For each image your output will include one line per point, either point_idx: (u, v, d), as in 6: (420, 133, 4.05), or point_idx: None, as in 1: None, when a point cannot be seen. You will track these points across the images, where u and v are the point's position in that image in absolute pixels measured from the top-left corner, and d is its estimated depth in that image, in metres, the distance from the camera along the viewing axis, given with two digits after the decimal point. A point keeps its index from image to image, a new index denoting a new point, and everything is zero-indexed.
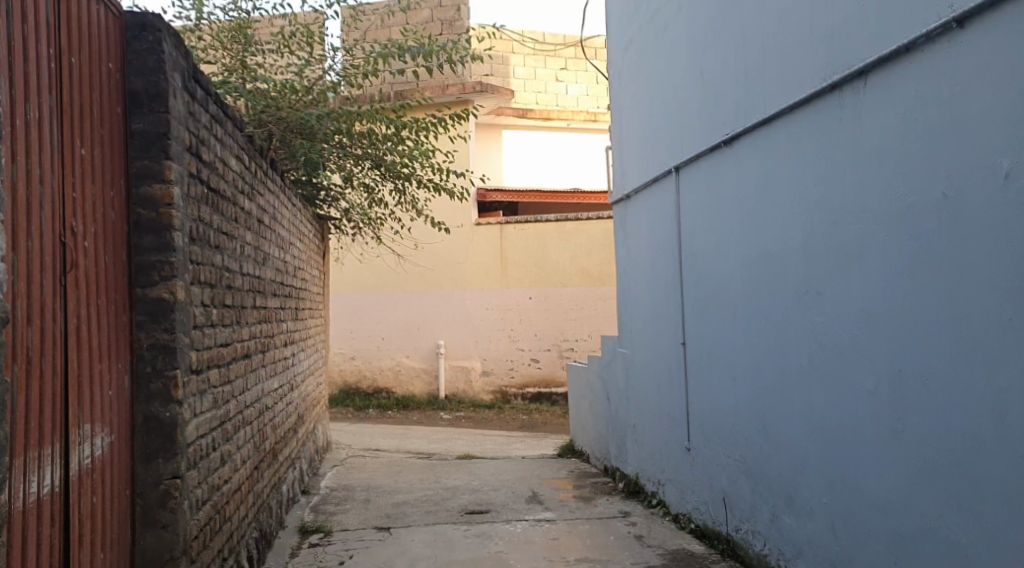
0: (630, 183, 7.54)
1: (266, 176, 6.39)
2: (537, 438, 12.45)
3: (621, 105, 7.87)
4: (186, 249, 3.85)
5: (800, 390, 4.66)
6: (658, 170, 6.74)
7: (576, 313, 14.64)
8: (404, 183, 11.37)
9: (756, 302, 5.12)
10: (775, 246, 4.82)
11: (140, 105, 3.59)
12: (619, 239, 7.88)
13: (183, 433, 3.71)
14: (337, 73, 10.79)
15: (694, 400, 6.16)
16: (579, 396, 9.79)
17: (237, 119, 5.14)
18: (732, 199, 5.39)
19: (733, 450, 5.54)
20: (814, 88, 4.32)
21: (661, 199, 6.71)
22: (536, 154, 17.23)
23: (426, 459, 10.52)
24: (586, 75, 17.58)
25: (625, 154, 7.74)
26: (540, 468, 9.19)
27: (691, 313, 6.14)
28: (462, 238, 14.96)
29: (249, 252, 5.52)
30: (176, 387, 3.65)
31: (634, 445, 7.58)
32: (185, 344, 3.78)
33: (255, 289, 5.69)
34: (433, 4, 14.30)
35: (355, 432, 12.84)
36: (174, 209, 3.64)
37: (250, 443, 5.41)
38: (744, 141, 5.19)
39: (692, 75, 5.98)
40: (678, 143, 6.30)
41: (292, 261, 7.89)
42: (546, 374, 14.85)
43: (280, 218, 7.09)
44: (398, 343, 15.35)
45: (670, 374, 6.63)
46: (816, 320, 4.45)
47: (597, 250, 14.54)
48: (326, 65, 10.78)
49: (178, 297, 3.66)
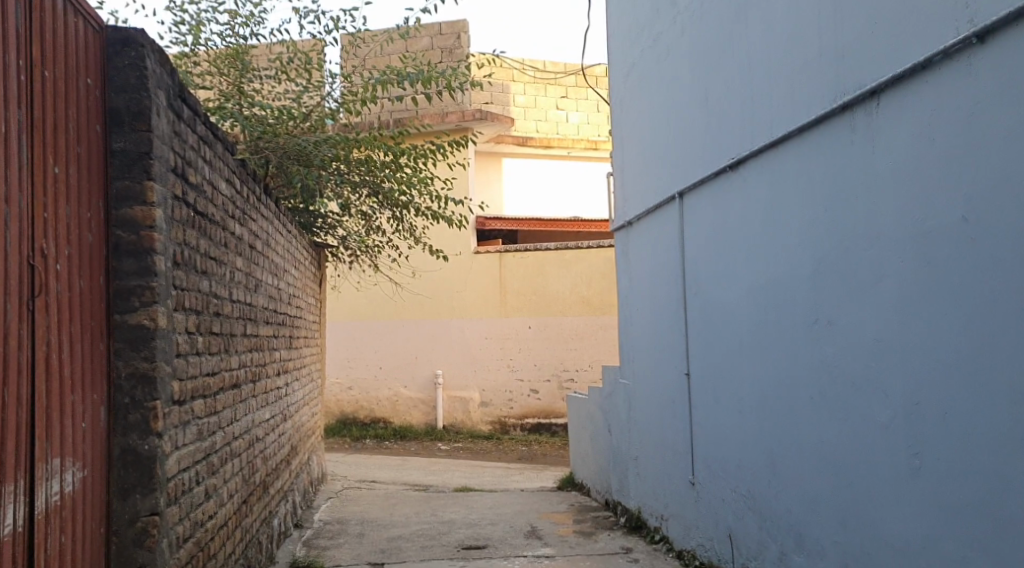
0: (631, 210, 7.41)
1: (259, 202, 6.26)
2: (537, 470, 12.20)
3: (622, 130, 7.76)
4: (169, 273, 3.69)
5: (809, 422, 4.48)
6: (661, 196, 6.60)
7: (576, 343, 14.44)
8: (402, 211, 11.24)
9: (762, 331, 4.96)
10: (782, 273, 4.67)
11: (121, 123, 3.46)
12: (621, 267, 7.73)
13: (162, 467, 3.52)
14: (335, 100, 10.69)
15: (697, 432, 5.98)
16: (579, 427, 9.58)
17: (227, 141, 5.02)
18: (737, 225, 5.25)
19: (739, 485, 5.34)
20: (823, 109, 4.19)
21: (663, 226, 6.57)
22: (536, 182, 17.15)
23: (423, 492, 10.29)
24: (587, 103, 17.59)
25: (626, 181, 7.62)
26: (540, 501, 8.96)
27: (695, 343, 5.97)
28: (461, 267, 14.83)
29: (240, 280, 5.37)
30: (155, 418, 3.47)
31: (636, 479, 7.37)
32: (167, 373, 3.61)
33: (246, 317, 5.54)
34: (433, 32, 14.28)
35: (351, 463, 12.61)
36: (155, 232, 3.50)
37: (238, 476, 5.22)
38: (749, 165, 5.06)
39: (695, 99, 5.87)
40: (681, 168, 6.17)
41: (286, 289, 7.74)
42: (546, 405, 14.62)
43: (275, 244, 6.95)
44: (395, 373, 15.15)
45: (673, 406, 6.45)
46: (825, 350, 4.28)
47: (598, 278, 14.33)
48: (324, 91, 10.69)
49: (159, 324, 3.49)
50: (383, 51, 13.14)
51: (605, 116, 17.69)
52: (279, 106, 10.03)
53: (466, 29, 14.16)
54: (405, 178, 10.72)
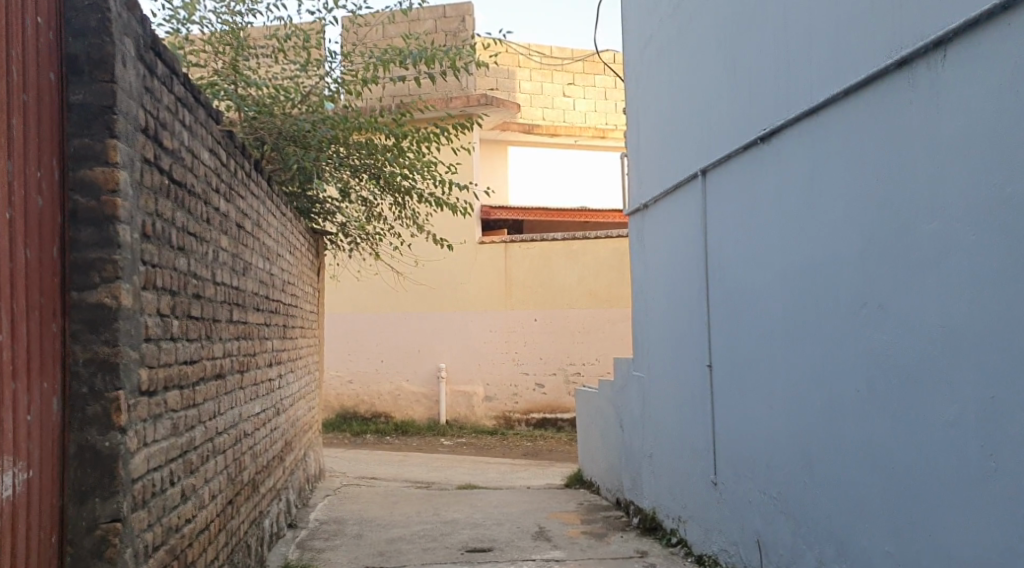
0: (648, 192, 6.96)
1: (249, 179, 5.81)
2: (543, 466, 11.77)
3: (637, 108, 7.31)
4: (137, 246, 3.26)
5: (855, 418, 4.03)
6: (681, 176, 6.17)
7: (583, 336, 13.99)
8: (404, 197, 10.79)
9: (798, 318, 4.52)
10: (825, 254, 4.23)
11: (80, 72, 3.01)
12: (636, 253, 7.29)
13: (126, 466, 3.08)
14: (335, 81, 10.19)
15: (721, 430, 5.54)
16: (588, 422, 9.14)
17: (210, 105, 4.58)
18: (770, 203, 4.81)
19: (769, 488, 4.90)
20: (875, 68, 3.74)
21: (683, 208, 6.12)
22: (542, 171, 16.70)
23: (424, 490, 9.86)
24: (594, 91, 17.10)
25: (642, 161, 7.18)
26: (548, 500, 8.53)
27: (719, 333, 5.53)
28: (465, 257, 14.40)
29: (225, 260, 4.93)
30: (118, 411, 3.02)
31: (651, 478, 6.93)
32: (133, 360, 3.17)
33: (232, 301, 5.10)
34: (437, 14, 13.80)
35: (351, 459, 12.19)
36: (119, 198, 3.06)
37: (223, 474, 4.79)
38: (787, 136, 4.61)
39: (723, 68, 5.41)
40: (706, 144, 5.72)
41: (280, 274, 7.31)
42: (551, 400, 14.18)
43: (267, 226, 6.51)
44: (397, 366, 14.72)
45: (692, 401, 6.01)
46: (876, 339, 3.83)
47: (606, 270, 13.88)
48: (324, 71, 10.21)
49: (123, 303, 3.05)
50: (385, 32, 12.66)
51: (613, 105, 17.20)
52: (274, 84, 9.59)
53: (471, 12, 13.70)
54: (407, 162, 10.26)
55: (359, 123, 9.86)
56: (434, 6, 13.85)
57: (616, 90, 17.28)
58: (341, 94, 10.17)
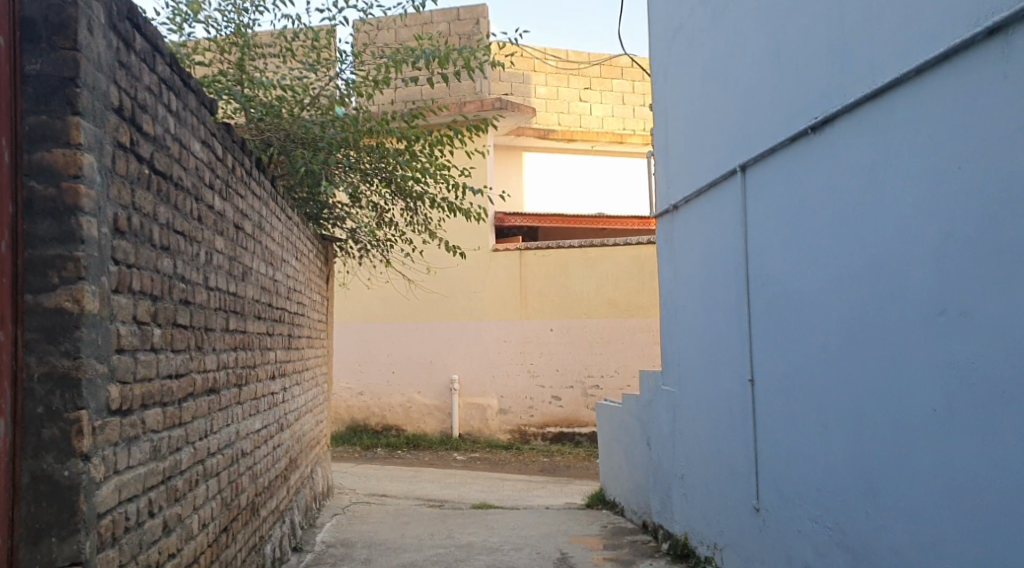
0: (677, 192, 6.51)
1: (249, 177, 5.35)
2: (561, 484, 11.27)
3: (665, 103, 6.87)
4: (106, 242, 2.80)
5: (926, 440, 3.55)
6: (717, 173, 5.71)
7: (602, 347, 13.47)
8: (416, 202, 10.33)
9: (859, 326, 4.05)
10: (892, 256, 3.76)
11: (36, 38, 2.59)
12: (664, 258, 6.84)
13: (90, 499, 2.62)
14: (346, 84, 9.73)
15: (764, 451, 5.06)
16: (611, 438, 8.65)
17: (201, 92, 4.15)
18: (826, 198, 4.34)
19: (824, 516, 4.42)
20: (953, 42, 3.29)
21: (719, 208, 5.66)
22: (558, 177, 16.27)
23: (438, 508, 9.38)
24: (611, 96, 16.64)
25: (670, 160, 6.72)
26: (568, 521, 8.04)
27: (763, 343, 5.06)
28: (479, 265, 13.97)
29: (220, 263, 4.49)
30: (80, 435, 2.57)
31: (682, 501, 6.44)
32: (101, 375, 2.71)
33: (229, 308, 4.66)
34: (451, 17, 13.38)
35: (361, 474, 11.73)
36: (81, 184, 2.61)
37: (217, 499, 4.33)
38: (846, 122, 4.15)
39: (766, 54, 4.97)
40: (747, 138, 5.26)
41: (285, 281, 6.87)
42: (568, 413, 13.62)
43: (271, 230, 6.08)
44: (408, 378, 14.28)
45: (730, 418, 5.53)
46: (954, 350, 3.35)
47: (625, 279, 13.37)
48: (335, 71, 9.76)
49: (86, 308, 2.60)
50: (397, 33, 12.26)
51: (630, 109, 16.73)
52: (282, 83, 9.17)
53: (485, 15, 13.27)
54: (420, 166, 9.79)
55: (370, 125, 9.44)
56: (447, 8, 13.44)
57: (633, 95, 16.82)
58: (352, 97, 9.71)
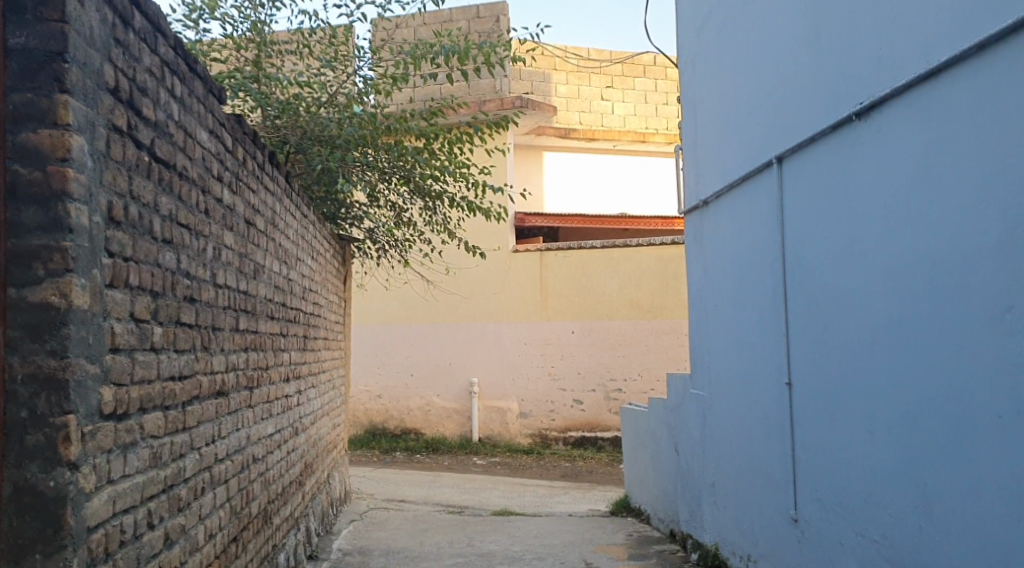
0: (707, 187, 6.25)
1: (262, 172, 5.14)
2: (583, 490, 11.00)
3: (694, 95, 6.61)
4: (99, 232, 2.59)
5: (988, 448, 3.27)
6: (752, 165, 5.44)
7: (624, 350, 13.19)
8: (436, 202, 10.10)
9: (911, 326, 3.77)
10: (948, 250, 3.48)
11: (20, 9, 2.38)
12: (693, 256, 6.57)
13: (79, 512, 2.40)
14: (365, 81, 9.53)
15: (803, 459, 4.79)
16: (636, 443, 8.38)
17: (208, 79, 3.94)
18: (874, 189, 4.06)
19: (871, 529, 4.14)
20: (1018, 15, 3.02)
21: (754, 202, 5.39)
22: (580, 177, 16.02)
23: (457, 515, 9.14)
24: (634, 94, 16.37)
25: (700, 153, 6.46)
26: (593, 530, 7.77)
27: (802, 344, 4.78)
28: (499, 266, 13.73)
29: (230, 260, 4.27)
30: (67, 441, 2.34)
31: (713, 510, 6.17)
32: (92, 377, 2.49)
33: (239, 307, 4.44)
34: (471, 15, 13.17)
35: (379, 479, 11.51)
36: (70, 167, 2.39)
37: (225, 507, 4.11)
38: (897, 106, 3.87)
39: (805, 38, 4.71)
40: (785, 127, 4.99)
41: (300, 281, 6.66)
42: (590, 418, 13.36)
43: (284, 227, 5.87)
44: (427, 381, 14.06)
45: (766, 423, 5.26)
46: (1018, 351, 3.07)
47: (648, 280, 13.09)
48: (354, 68, 9.55)
49: (74, 303, 2.38)
50: (417, 31, 12.07)
51: (653, 108, 16.46)
52: (298, 80, 8.99)
53: (505, 12, 13.04)
54: (439, 164, 9.56)
55: (389, 123, 9.24)
56: (467, 6, 13.23)
57: (656, 93, 16.55)
58: (371, 94, 9.50)
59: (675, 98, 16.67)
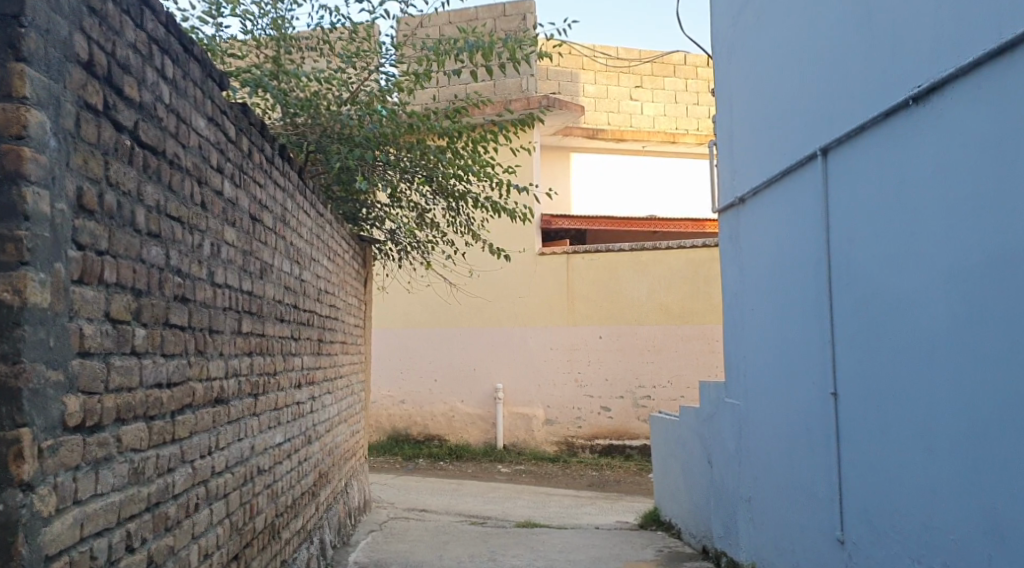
0: (744, 183, 5.89)
1: (270, 166, 4.86)
2: (610, 500, 10.63)
3: (729, 86, 6.25)
4: (66, 222, 2.30)
5: None
6: (793, 158, 5.07)
7: (653, 356, 12.79)
8: (459, 203, 9.79)
9: (976, 331, 3.39)
10: (1023, 246, 3.10)
11: None
12: (729, 257, 6.21)
13: (34, 538, 2.10)
14: (389, 82, 9.22)
15: (850, 475, 4.42)
16: (667, 453, 8.01)
17: (207, 63, 3.66)
18: (934, 180, 3.68)
19: (929, 554, 3.76)
20: None
21: (795, 198, 5.01)
22: (608, 179, 15.68)
23: (480, 526, 8.82)
24: (664, 94, 16.01)
25: (736, 147, 6.09)
26: (621, 544, 7.42)
27: (848, 350, 4.41)
28: (525, 269, 13.41)
29: (231, 258, 3.99)
30: (19, 459, 2.04)
31: (749, 527, 5.79)
32: (53, 386, 2.20)
33: (243, 308, 4.16)
34: (497, 12, 12.86)
35: (401, 487, 11.22)
36: (27, 147, 2.10)
37: (224, 523, 3.81)
38: (962, 88, 3.49)
39: (856, 18, 4.33)
40: (830, 116, 4.61)
41: (314, 281, 6.38)
42: (617, 425, 12.98)
43: (296, 225, 5.59)
44: (451, 387, 13.77)
45: (807, 435, 4.89)
46: None
47: (678, 284, 12.67)
48: (378, 66, 9.23)
49: (31, 301, 2.09)
50: (441, 28, 11.79)
51: (684, 108, 16.06)
52: (317, 77, 8.68)
53: (532, 9, 12.71)
54: (462, 162, 9.23)
55: (411, 121, 8.92)
56: (493, 4, 12.94)
57: (687, 93, 16.17)
58: (394, 93, 9.19)
59: (706, 98, 16.26)
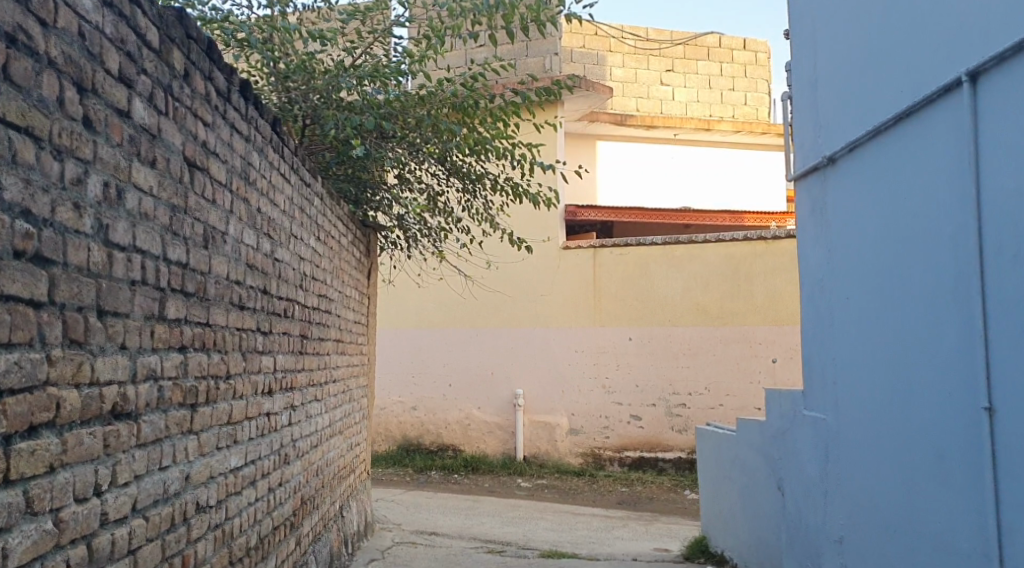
0: (835, 141, 4.65)
1: (221, 103, 3.65)
2: (644, 522, 9.41)
3: (810, 24, 5.01)
4: None
5: None
6: (914, 97, 3.83)
7: (689, 360, 11.49)
8: (475, 186, 8.51)
9: None
10: None
11: None
12: (813, 235, 4.98)
13: None
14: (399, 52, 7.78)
15: (1013, 520, 3.17)
16: (719, 475, 6.76)
17: None
18: None
19: None
20: None
21: (920, 149, 3.79)
22: (636, 169, 14.45)
23: (500, 554, 7.62)
24: (696, 79, 14.76)
25: (822, 95, 4.86)
26: None
27: (1010, 347, 3.16)
28: (547, 264, 12.22)
29: (144, 209, 2.78)
30: None
31: None
32: None
33: (164, 283, 2.94)
34: None
35: (409, 504, 10.04)
36: None
37: None
38: None
39: None
40: (979, 26, 3.35)
41: (297, 263, 5.19)
42: (649, 436, 11.69)
43: (267, 189, 4.41)
44: (467, 392, 12.58)
45: (937, 463, 3.66)
46: None
47: (716, 281, 11.35)
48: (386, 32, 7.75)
49: None
50: None
51: (718, 94, 14.79)
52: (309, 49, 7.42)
53: None
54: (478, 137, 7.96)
55: (424, 92, 7.67)
56: None
57: (721, 78, 14.89)
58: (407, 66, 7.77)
59: (743, 83, 14.96)
